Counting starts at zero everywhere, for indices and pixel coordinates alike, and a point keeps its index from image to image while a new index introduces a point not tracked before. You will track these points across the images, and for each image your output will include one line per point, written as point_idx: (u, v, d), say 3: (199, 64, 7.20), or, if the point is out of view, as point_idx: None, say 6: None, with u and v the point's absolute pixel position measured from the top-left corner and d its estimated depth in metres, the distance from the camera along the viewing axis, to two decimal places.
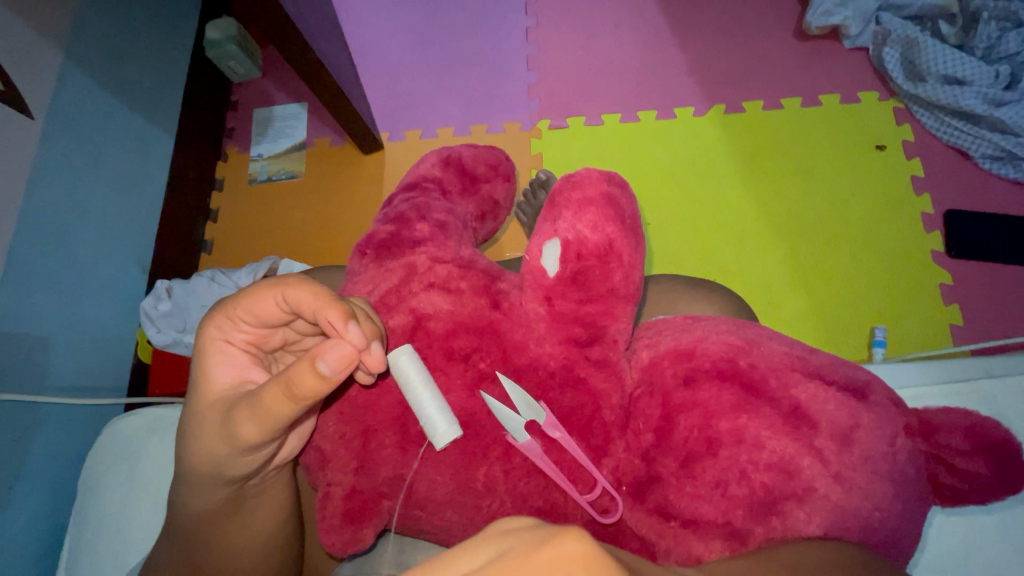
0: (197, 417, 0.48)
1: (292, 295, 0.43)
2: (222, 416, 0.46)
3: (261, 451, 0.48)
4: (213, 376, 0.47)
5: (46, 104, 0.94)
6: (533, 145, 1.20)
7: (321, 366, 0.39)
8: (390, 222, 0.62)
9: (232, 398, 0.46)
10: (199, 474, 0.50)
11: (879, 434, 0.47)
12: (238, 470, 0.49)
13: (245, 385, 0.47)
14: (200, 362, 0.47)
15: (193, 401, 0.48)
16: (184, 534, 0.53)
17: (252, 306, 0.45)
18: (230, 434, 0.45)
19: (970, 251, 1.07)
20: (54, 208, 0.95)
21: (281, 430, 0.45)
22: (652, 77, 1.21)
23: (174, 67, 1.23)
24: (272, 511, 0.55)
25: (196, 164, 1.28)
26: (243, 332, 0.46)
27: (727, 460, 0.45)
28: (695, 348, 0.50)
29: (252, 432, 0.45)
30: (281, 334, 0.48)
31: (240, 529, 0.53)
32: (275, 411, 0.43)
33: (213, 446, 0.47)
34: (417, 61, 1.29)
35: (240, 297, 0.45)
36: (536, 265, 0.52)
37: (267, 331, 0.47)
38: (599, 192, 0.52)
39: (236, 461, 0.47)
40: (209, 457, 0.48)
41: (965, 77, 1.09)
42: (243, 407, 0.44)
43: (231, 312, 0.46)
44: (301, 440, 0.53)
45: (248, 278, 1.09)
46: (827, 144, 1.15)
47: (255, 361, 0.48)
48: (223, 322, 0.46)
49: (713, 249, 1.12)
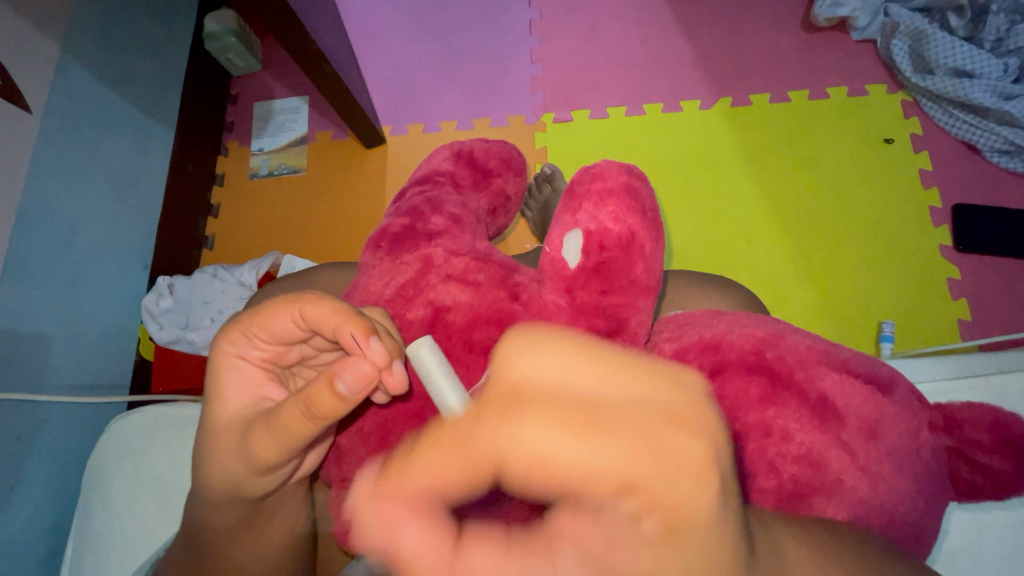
0: (213, 433, 0.47)
1: (311, 311, 0.42)
2: (240, 432, 0.45)
3: (278, 467, 0.47)
4: (231, 392, 0.46)
5: (44, 98, 0.92)
6: (537, 139, 1.18)
7: (339, 386, 0.38)
8: (404, 215, 0.63)
9: (249, 416, 0.45)
10: (215, 490, 0.49)
11: (906, 428, 0.48)
12: (255, 484, 0.48)
13: (262, 403, 0.46)
14: (216, 379, 0.46)
15: (208, 418, 0.48)
16: (197, 544, 0.52)
17: (269, 322, 0.44)
18: (248, 450, 0.45)
19: (980, 245, 1.06)
20: (54, 204, 0.93)
21: (299, 447, 0.44)
22: (658, 69, 1.20)
23: (174, 60, 1.21)
24: (287, 513, 0.55)
25: (197, 158, 1.26)
26: (260, 348, 0.45)
27: (756, 452, 0.46)
28: (721, 339, 0.51)
29: (270, 449, 0.44)
30: (299, 350, 0.47)
31: (255, 538, 0.53)
32: (293, 428, 0.42)
33: (231, 461, 0.46)
34: (420, 54, 1.27)
35: (256, 313, 0.44)
36: (557, 256, 0.54)
37: (284, 347, 0.46)
38: (620, 183, 0.55)
39: (252, 474, 0.47)
40: (226, 470, 0.47)
41: (974, 70, 1.07)
42: (261, 425, 0.43)
43: (248, 328, 0.45)
44: (319, 452, 0.52)
45: (252, 274, 1.09)
46: (835, 139, 1.14)
47: (272, 378, 0.47)
48: (240, 337, 0.45)
49: (720, 245, 1.11)
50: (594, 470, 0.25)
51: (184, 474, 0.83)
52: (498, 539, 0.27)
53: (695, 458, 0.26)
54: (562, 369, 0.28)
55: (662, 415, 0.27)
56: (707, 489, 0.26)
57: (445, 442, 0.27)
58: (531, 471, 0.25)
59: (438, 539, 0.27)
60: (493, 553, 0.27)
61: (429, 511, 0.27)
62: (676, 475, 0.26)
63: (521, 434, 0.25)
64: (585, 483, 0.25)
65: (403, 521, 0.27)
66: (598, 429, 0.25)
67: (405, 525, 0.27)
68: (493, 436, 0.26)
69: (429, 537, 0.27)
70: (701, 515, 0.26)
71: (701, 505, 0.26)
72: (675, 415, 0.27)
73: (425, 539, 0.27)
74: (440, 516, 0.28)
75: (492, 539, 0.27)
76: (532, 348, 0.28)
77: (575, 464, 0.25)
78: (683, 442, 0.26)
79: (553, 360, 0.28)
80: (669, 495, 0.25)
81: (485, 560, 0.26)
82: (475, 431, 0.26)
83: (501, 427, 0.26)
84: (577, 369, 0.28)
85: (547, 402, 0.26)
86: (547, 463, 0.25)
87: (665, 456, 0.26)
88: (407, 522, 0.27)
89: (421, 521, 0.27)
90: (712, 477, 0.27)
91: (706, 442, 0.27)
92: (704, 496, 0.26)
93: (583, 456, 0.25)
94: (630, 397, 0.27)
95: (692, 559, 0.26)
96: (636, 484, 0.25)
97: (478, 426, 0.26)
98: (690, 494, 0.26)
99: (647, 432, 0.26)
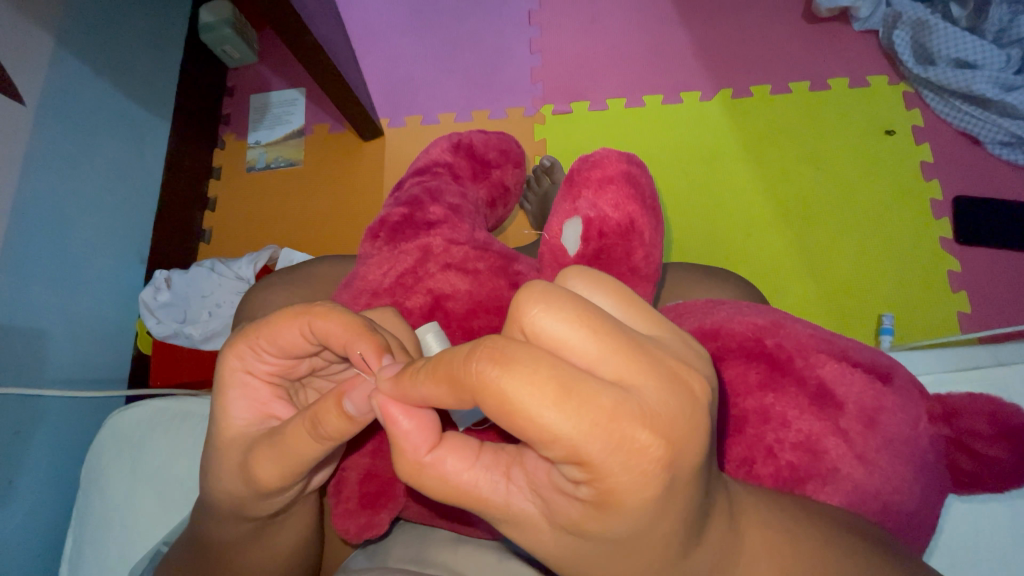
0: (218, 451, 0.47)
1: (319, 327, 0.40)
2: (245, 450, 0.45)
3: (285, 492, 0.47)
4: (235, 409, 0.45)
5: (38, 90, 0.91)
6: (537, 131, 1.17)
7: (347, 406, 0.38)
8: (403, 205, 0.62)
9: (255, 434, 0.45)
10: (222, 507, 0.49)
11: (904, 417, 0.47)
12: (262, 505, 0.48)
13: (268, 422, 0.46)
14: (221, 395, 0.46)
15: (212, 435, 0.47)
16: (205, 553, 0.53)
17: (274, 337, 0.42)
18: (252, 469, 0.44)
19: (978, 237, 1.06)
20: (49, 197, 0.92)
21: (304, 467, 0.44)
22: (658, 60, 1.19)
23: (169, 51, 1.20)
24: (296, 523, 0.55)
25: (192, 150, 1.25)
26: (266, 363, 0.45)
27: (753, 438, 0.46)
28: (720, 328, 0.52)
29: (275, 470, 0.43)
30: (308, 362, 0.46)
31: (262, 550, 0.53)
32: (300, 447, 0.41)
33: (236, 477, 0.46)
34: (418, 45, 1.26)
35: (261, 327, 0.43)
36: (556, 245, 0.55)
37: (293, 361, 0.45)
38: (619, 171, 0.55)
39: (255, 493, 0.46)
40: (232, 486, 0.47)
41: (977, 61, 1.07)
42: (266, 446, 0.43)
43: (254, 343, 0.44)
44: (326, 466, 0.51)
45: (249, 268, 1.08)
46: (836, 132, 1.13)
47: (280, 394, 0.46)
48: (246, 351, 0.44)
49: (720, 241, 1.10)
50: (554, 437, 0.26)
51: (185, 469, 0.84)
52: (471, 449, 0.33)
53: (649, 460, 0.27)
54: (566, 338, 0.28)
55: (640, 414, 0.27)
56: (652, 486, 0.27)
57: (444, 370, 0.29)
58: (498, 417, 0.27)
59: (421, 440, 0.33)
60: (460, 460, 0.32)
61: (426, 414, 0.33)
62: (625, 466, 0.26)
63: (502, 384, 0.26)
64: (542, 444, 0.26)
65: (402, 417, 0.33)
66: (573, 403, 0.26)
67: (404, 420, 0.33)
68: (481, 373, 0.27)
69: (415, 437, 0.33)
70: (638, 502, 0.28)
71: (640, 497, 0.27)
72: (651, 418, 0.27)
73: (412, 436, 0.33)
74: (432, 421, 0.33)
75: (466, 448, 0.33)
76: (557, 305, 0.29)
77: (539, 424, 0.26)
78: (645, 444, 0.27)
79: (560, 325, 0.28)
80: (614, 478, 0.27)
81: (453, 463, 0.32)
82: (468, 363, 0.28)
83: (488, 369, 0.27)
84: (578, 342, 0.28)
85: (539, 363, 0.26)
86: (515, 418, 0.26)
87: (623, 447, 0.26)
88: (405, 420, 0.33)
89: (416, 421, 0.33)
90: (661, 480, 0.27)
91: (668, 451, 0.27)
92: (647, 490, 0.27)
93: (549, 422, 0.26)
94: (619, 384, 0.28)
95: (619, 527, 0.29)
96: (586, 457, 0.26)
97: (471, 362, 0.27)
98: (634, 485, 0.27)
99: (617, 422, 0.26)
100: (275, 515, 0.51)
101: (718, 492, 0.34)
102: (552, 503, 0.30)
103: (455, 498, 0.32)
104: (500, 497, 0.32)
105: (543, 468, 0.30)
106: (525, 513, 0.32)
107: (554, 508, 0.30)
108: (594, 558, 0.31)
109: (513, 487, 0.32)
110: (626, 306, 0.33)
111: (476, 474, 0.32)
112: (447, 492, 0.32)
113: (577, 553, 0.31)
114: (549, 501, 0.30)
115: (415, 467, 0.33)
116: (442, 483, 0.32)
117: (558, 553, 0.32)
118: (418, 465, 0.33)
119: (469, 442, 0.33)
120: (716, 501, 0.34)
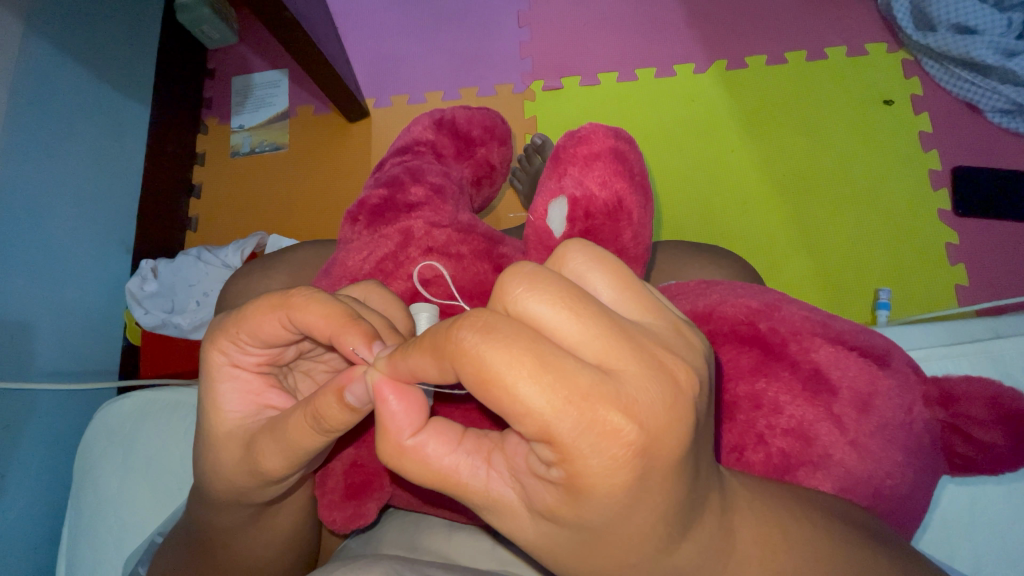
0: (211, 445, 0.45)
1: (300, 318, 0.39)
2: (244, 442, 0.44)
3: (285, 480, 0.47)
4: (227, 402, 0.44)
5: (13, 81, 0.88)
6: (527, 108, 1.14)
7: (349, 398, 0.36)
8: (382, 186, 0.60)
9: (250, 427, 0.44)
10: (218, 498, 0.48)
11: (899, 402, 0.46)
12: (262, 495, 0.47)
13: (262, 413, 0.45)
14: (210, 390, 0.44)
15: (203, 429, 0.46)
16: (201, 545, 0.52)
17: (256, 328, 0.41)
18: (255, 461, 0.43)
19: (976, 209, 1.04)
20: (29, 189, 0.90)
21: (308, 457, 0.43)
22: (653, 32, 1.15)
23: (144, 33, 1.15)
24: (293, 504, 0.54)
25: (174, 136, 1.22)
26: (252, 354, 0.43)
27: (744, 424, 0.45)
28: (713, 310, 0.50)
29: (278, 461, 0.42)
30: (294, 348, 0.45)
31: (259, 538, 0.53)
32: (301, 440, 0.40)
33: (234, 469, 0.45)
34: (404, 20, 1.22)
35: (243, 320, 0.41)
36: (541, 225, 0.53)
37: (277, 350, 0.44)
38: (606, 147, 0.53)
39: (258, 484, 0.45)
40: (230, 478, 0.46)
41: (977, 26, 1.04)
42: (265, 439, 0.42)
43: (234, 337, 0.42)
44: (325, 452, 0.51)
45: (236, 255, 1.06)
46: (833, 102, 1.11)
47: (272, 383, 0.45)
48: (227, 345, 0.43)
49: (716, 213, 1.09)
50: (526, 410, 0.25)
51: (179, 460, 0.83)
52: (453, 434, 0.32)
53: (620, 444, 0.26)
54: (547, 315, 0.27)
55: (615, 398, 0.26)
56: (623, 473, 0.26)
57: (427, 339, 0.29)
58: (474, 386, 0.26)
59: (405, 422, 0.32)
60: (442, 445, 0.32)
61: (416, 395, 0.32)
62: (595, 448, 0.26)
63: (480, 352, 0.25)
64: (513, 418, 0.26)
65: (392, 397, 0.32)
66: (547, 376, 0.25)
67: (393, 401, 0.32)
68: (460, 341, 0.26)
69: (400, 418, 0.32)
70: (608, 489, 0.27)
71: (609, 483, 0.26)
72: (627, 403, 0.26)
73: (398, 418, 0.32)
74: (420, 402, 0.32)
75: (448, 433, 0.32)
76: (543, 282, 0.27)
77: (514, 397, 0.25)
78: (617, 427, 0.25)
79: (544, 302, 0.27)
80: (583, 460, 0.26)
81: (434, 448, 0.32)
82: (450, 332, 0.27)
83: (468, 337, 0.26)
84: (559, 320, 0.27)
85: (518, 334, 0.26)
86: (489, 388, 0.25)
87: (593, 428, 0.25)
88: (395, 399, 0.32)
89: (406, 402, 0.32)
90: (632, 466, 0.26)
91: (641, 437, 0.26)
92: (618, 476, 0.26)
93: (522, 394, 0.25)
94: (599, 367, 0.26)
95: (594, 513, 0.28)
96: (556, 436, 0.25)
97: (452, 330, 0.27)
98: (603, 470, 0.26)
99: (591, 402, 0.25)
100: (273, 501, 0.51)
101: (710, 486, 0.33)
102: (529, 487, 0.29)
103: (435, 483, 0.32)
104: (480, 483, 0.31)
105: (522, 453, 0.29)
106: (504, 500, 0.31)
107: (531, 493, 0.30)
108: (571, 546, 0.30)
109: (493, 473, 0.31)
110: (621, 289, 0.31)
111: (457, 459, 0.31)
112: (427, 477, 0.32)
113: (555, 540, 0.30)
114: (527, 485, 0.30)
115: (396, 451, 0.32)
116: (422, 468, 0.32)
117: (536, 541, 0.31)
118: (400, 449, 0.32)
119: (451, 428, 0.33)
120: (705, 498, 0.32)
